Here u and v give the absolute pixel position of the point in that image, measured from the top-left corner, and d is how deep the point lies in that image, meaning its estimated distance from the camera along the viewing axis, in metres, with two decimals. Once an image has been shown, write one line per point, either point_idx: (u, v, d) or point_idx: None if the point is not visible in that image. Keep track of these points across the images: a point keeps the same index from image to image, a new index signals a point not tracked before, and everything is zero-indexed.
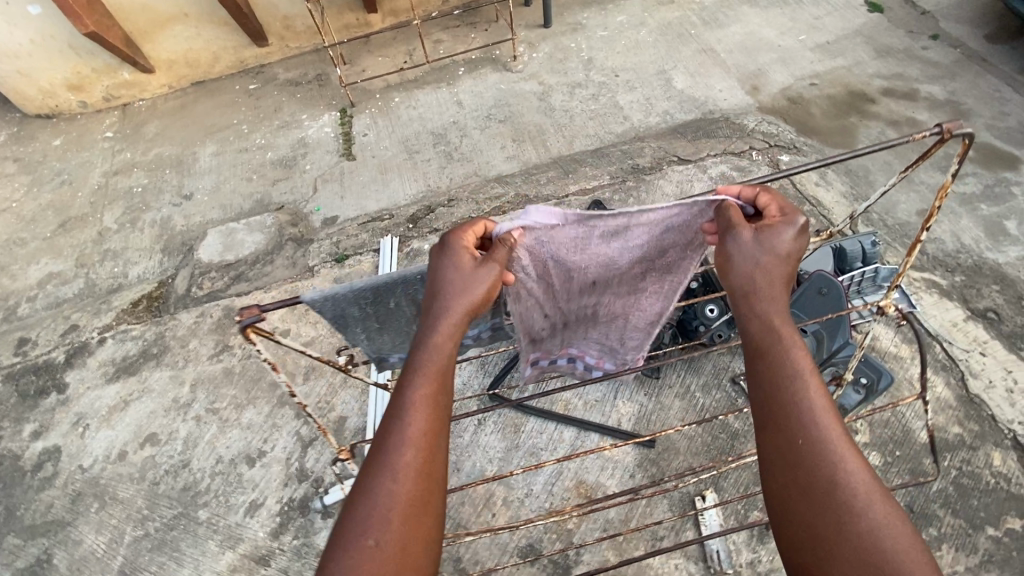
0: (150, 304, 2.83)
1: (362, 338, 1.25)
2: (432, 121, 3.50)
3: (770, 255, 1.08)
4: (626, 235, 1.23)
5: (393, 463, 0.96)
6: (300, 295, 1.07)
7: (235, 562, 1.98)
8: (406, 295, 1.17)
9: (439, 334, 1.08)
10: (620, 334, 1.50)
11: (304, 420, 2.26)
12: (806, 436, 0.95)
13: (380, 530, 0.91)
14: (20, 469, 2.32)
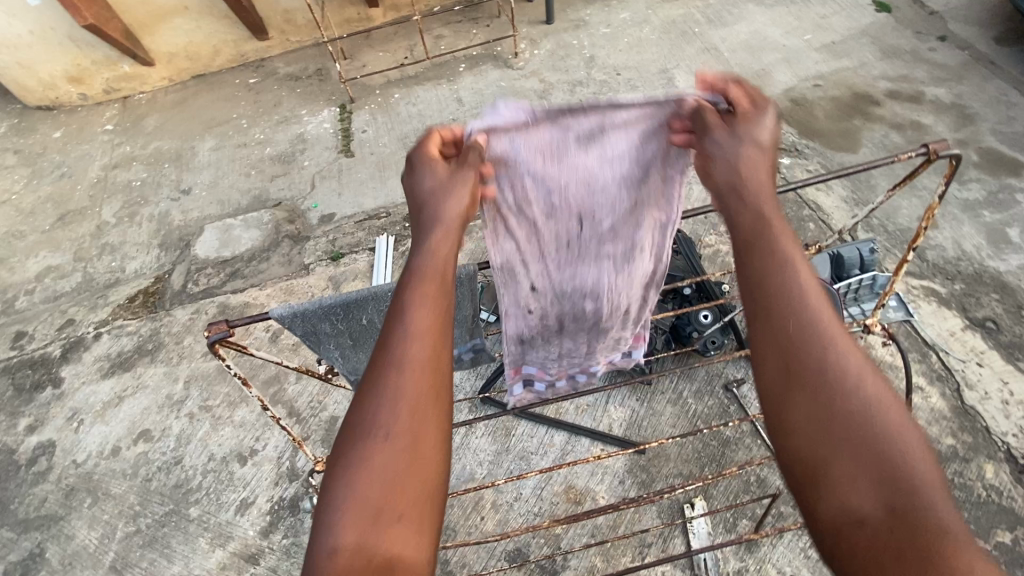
0: (146, 299, 2.84)
1: (337, 358, 1.19)
2: (431, 118, 3.47)
3: (750, 142, 0.92)
4: (598, 145, 1.08)
5: (392, 362, 0.80)
6: (268, 310, 1.01)
7: (224, 560, 1.99)
8: (381, 314, 1.11)
9: (432, 234, 0.92)
10: (619, 327, 1.41)
11: (296, 419, 2.27)
12: (808, 321, 0.76)
13: (379, 432, 0.76)
14: (15, 463, 2.34)
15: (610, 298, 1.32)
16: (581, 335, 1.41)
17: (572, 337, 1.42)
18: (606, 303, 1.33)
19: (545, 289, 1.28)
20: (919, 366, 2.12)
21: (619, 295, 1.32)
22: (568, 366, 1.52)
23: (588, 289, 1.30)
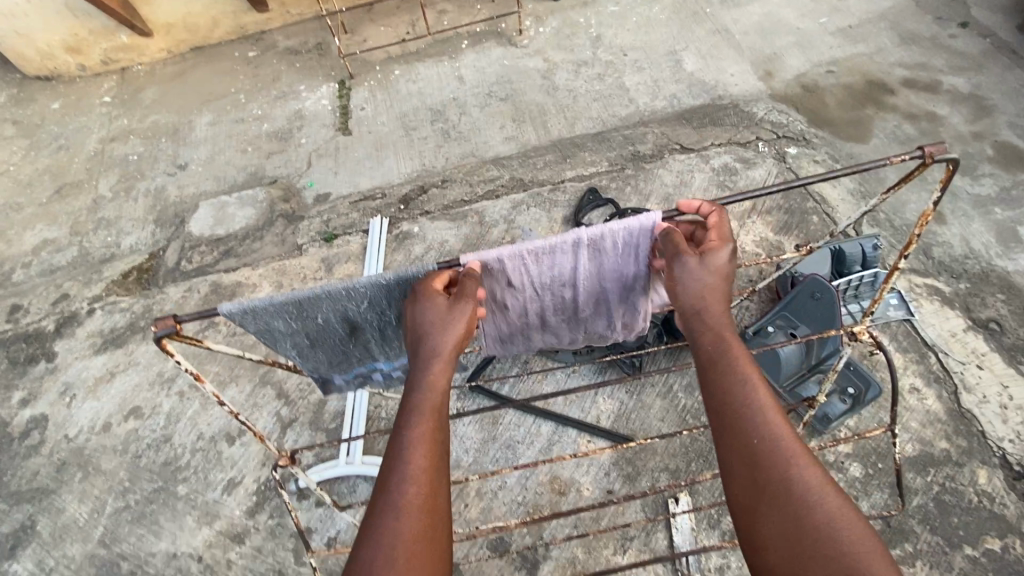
0: (140, 276, 2.83)
1: (295, 356, 1.17)
2: (431, 97, 3.39)
3: (711, 280, 1.07)
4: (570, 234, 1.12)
5: (392, 505, 0.88)
6: (218, 307, 0.98)
7: (211, 538, 2.02)
8: (337, 313, 1.09)
9: (434, 367, 1.00)
10: (604, 315, 1.33)
11: (284, 401, 2.27)
12: (763, 440, 0.94)
13: (386, 574, 0.82)
14: (9, 436, 2.38)
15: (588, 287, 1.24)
16: (566, 325, 1.35)
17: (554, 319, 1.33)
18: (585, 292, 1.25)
19: (524, 280, 1.19)
20: (917, 366, 2.07)
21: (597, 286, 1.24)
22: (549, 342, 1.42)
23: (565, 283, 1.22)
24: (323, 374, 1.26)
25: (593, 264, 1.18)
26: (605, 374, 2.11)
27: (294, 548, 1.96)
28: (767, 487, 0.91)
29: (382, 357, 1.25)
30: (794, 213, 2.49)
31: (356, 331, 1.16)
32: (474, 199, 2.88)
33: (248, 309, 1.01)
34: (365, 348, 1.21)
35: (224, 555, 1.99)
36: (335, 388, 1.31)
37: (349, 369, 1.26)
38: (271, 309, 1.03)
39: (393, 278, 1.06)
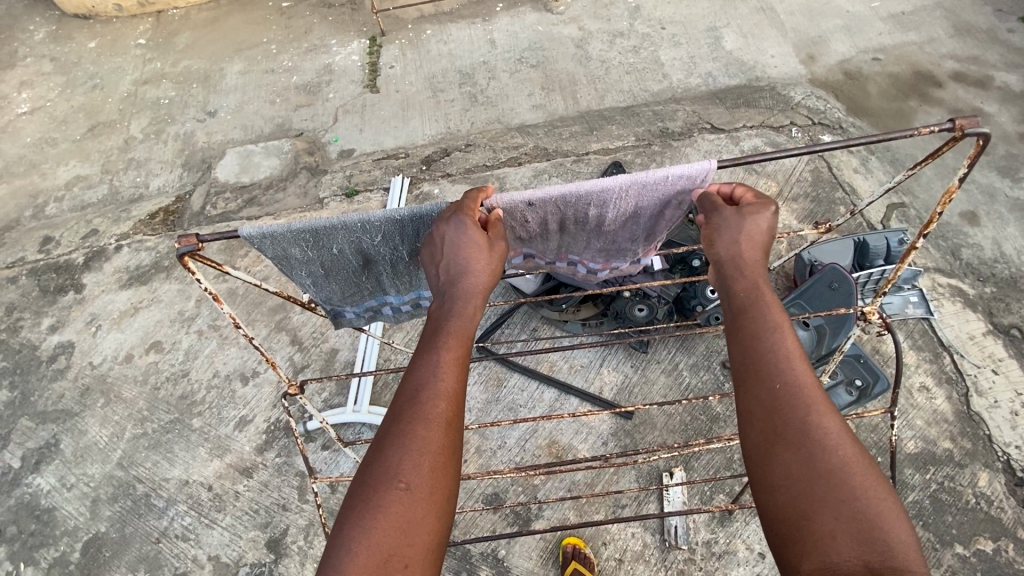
0: (166, 217, 2.90)
1: (309, 286, 1.20)
2: (461, 59, 3.35)
3: (756, 235, 0.99)
4: (596, 186, 1.07)
5: (418, 418, 0.90)
6: (238, 230, 1.01)
7: (221, 470, 2.12)
8: (352, 245, 1.12)
9: (472, 299, 1.02)
10: (633, 238, 1.24)
11: (298, 347, 2.34)
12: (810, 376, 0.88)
13: (413, 477, 0.86)
14: (37, 359, 2.50)
15: (620, 223, 1.19)
16: (605, 254, 1.31)
17: (574, 235, 1.23)
18: (617, 227, 1.20)
19: (547, 208, 1.12)
20: (929, 366, 2.05)
21: (627, 223, 1.19)
22: (566, 254, 1.31)
23: (597, 221, 1.18)
24: (333, 306, 1.28)
25: (622, 201, 1.11)
26: (612, 347, 2.13)
27: (299, 486, 2.05)
28: (782, 430, 0.84)
29: (393, 290, 1.28)
30: (822, 202, 2.43)
31: (370, 263, 1.18)
32: (496, 165, 2.87)
33: (266, 235, 1.03)
34: (377, 281, 1.24)
35: (232, 486, 2.08)
36: (346, 320, 1.34)
37: (361, 301, 1.29)
38: (289, 236, 1.05)
39: (407, 213, 1.07)
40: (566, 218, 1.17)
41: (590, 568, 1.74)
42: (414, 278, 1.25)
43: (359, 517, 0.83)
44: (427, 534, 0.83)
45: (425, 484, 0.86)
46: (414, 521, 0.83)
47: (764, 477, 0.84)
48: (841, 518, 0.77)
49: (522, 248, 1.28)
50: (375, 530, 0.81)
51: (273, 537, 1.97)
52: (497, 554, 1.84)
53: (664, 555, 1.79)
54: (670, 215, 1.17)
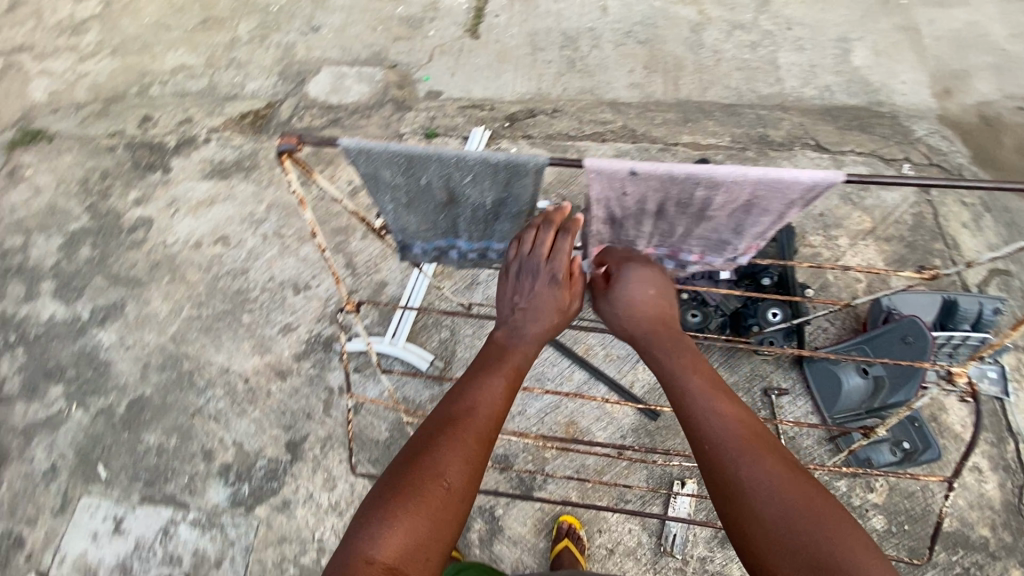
0: (254, 120, 3.02)
1: (389, 210, 1.22)
2: (568, 22, 3.24)
3: (630, 311, 1.25)
4: (708, 174, 1.02)
5: (463, 423, 1.05)
6: (338, 141, 1.03)
7: (258, 367, 2.24)
8: (440, 179, 1.12)
9: (530, 339, 1.23)
10: (735, 228, 1.18)
11: (351, 272, 2.44)
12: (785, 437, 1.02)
13: (454, 478, 0.98)
14: (119, 226, 2.70)
15: (726, 210, 1.12)
16: (701, 242, 1.25)
17: (673, 222, 1.19)
18: (721, 215, 1.14)
19: (651, 182, 1.07)
20: (988, 448, 1.90)
21: (734, 211, 1.12)
22: (658, 245, 1.29)
23: (702, 205, 1.11)
24: (404, 238, 1.31)
25: (734, 190, 1.05)
26: None
27: (325, 399, 2.15)
28: (757, 462, 0.97)
29: (465, 235, 1.28)
30: (916, 249, 2.25)
31: (452, 203, 1.18)
32: (580, 136, 2.79)
33: (364, 149, 1.06)
34: (453, 222, 1.24)
35: (265, 384, 2.21)
36: (412, 255, 1.36)
37: (431, 239, 1.30)
38: (385, 157, 1.07)
39: (504, 160, 1.05)
40: (668, 199, 1.12)
41: (580, 550, 1.77)
42: (489, 229, 1.25)
43: (396, 506, 0.93)
44: (451, 526, 0.95)
45: (459, 485, 0.98)
46: (443, 515, 0.95)
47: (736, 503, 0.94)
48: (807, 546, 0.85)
49: (613, 233, 1.27)
50: (411, 519, 0.92)
51: (293, 439, 2.08)
52: (495, 512, 1.89)
53: (656, 559, 1.78)
54: (782, 209, 1.09)
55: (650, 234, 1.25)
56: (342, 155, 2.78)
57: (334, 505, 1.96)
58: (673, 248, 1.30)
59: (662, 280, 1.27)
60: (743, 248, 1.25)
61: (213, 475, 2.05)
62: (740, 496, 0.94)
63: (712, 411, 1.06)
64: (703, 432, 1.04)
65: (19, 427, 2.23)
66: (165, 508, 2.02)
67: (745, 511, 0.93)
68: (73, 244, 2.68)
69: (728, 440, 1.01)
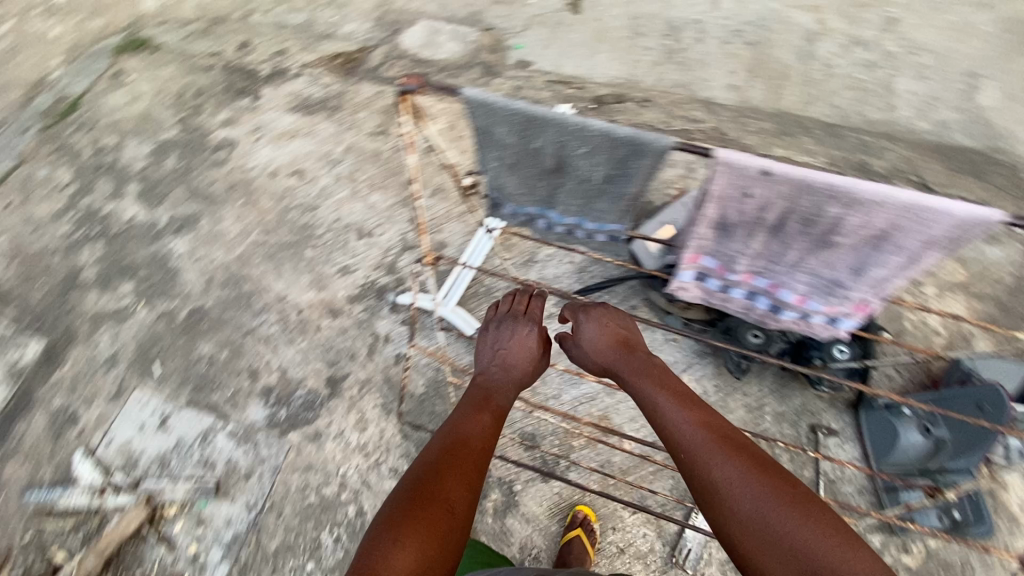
0: (345, 62, 3.05)
1: (491, 169, 1.22)
2: (675, 11, 3.10)
3: (597, 351, 1.51)
4: (850, 187, 1.02)
5: (458, 451, 1.20)
6: (464, 90, 1.05)
7: (312, 301, 2.32)
8: (554, 145, 1.11)
9: (512, 386, 1.50)
10: (853, 263, 1.17)
11: (414, 227, 2.46)
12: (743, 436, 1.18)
13: (455, 501, 1.08)
14: (205, 144, 2.81)
15: (852, 237, 1.11)
16: (809, 274, 1.24)
17: (787, 244, 1.20)
18: (844, 242, 1.13)
19: (783, 185, 1.07)
20: None
21: (859, 241, 1.11)
22: (757, 273, 1.31)
23: (829, 225, 1.11)
24: (497, 198, 1.30)
25: (869, 212, 1.05)
26: (704, 359, 2.03)
27: (370, 345, 2.21)
28: (723, 461, 1.11)
29: (559, 208, 1.26)
30: (1010, 313, 2.08)
31: (558, 171, 1.17)
32: (665, 130, 2.68)
33: (488, 103, 1.07)
34: (552, 191, 1.23)
35: (316, 319, 2.28)
36: (499, 217, 1.35)
37: (523, 205, 1.29)
38: (506, 113, 1.08)
39: (627, 137, 1.03)
40: (791, 213, 1.13)
41: (591, 542, 1.76)
42: (587, 205, 1.22)
43: (405, 526, 1.00)
44: (456, 544, 1.02)
45: (456, 504, 1.08)
46: (446, 530, 1.02)
47: (711, 497, 1.08)
48: (780, 521, 0.98)
49: (717, 243, 1.28)
50: (420, 537, 0.99)
51: (334, 376, 2.15)
52: (513, 487, 1.90)
53: (666, 569, 1.76)
54: (915, 249, 1.08)
55: (758, 253, 1.25)
56: (424, 109, 2.79)
57: (362, 446, 2.02)
58: (777, 276, 1.29)
59: (620, 321, 1.55)
60: (853, 303, 1.26)
61: (255, 394, 2.15)
62: (714, 493, 1.08)
63: (681, 426, 1.21)
64: (679, 445, 1.19)
65: (89, 313, 2.39)
66: (207, 415, 2.12)
67: (721, 508, 1.05)
68: (161, 153, 2.81)
69: (699, 448, 1.15)
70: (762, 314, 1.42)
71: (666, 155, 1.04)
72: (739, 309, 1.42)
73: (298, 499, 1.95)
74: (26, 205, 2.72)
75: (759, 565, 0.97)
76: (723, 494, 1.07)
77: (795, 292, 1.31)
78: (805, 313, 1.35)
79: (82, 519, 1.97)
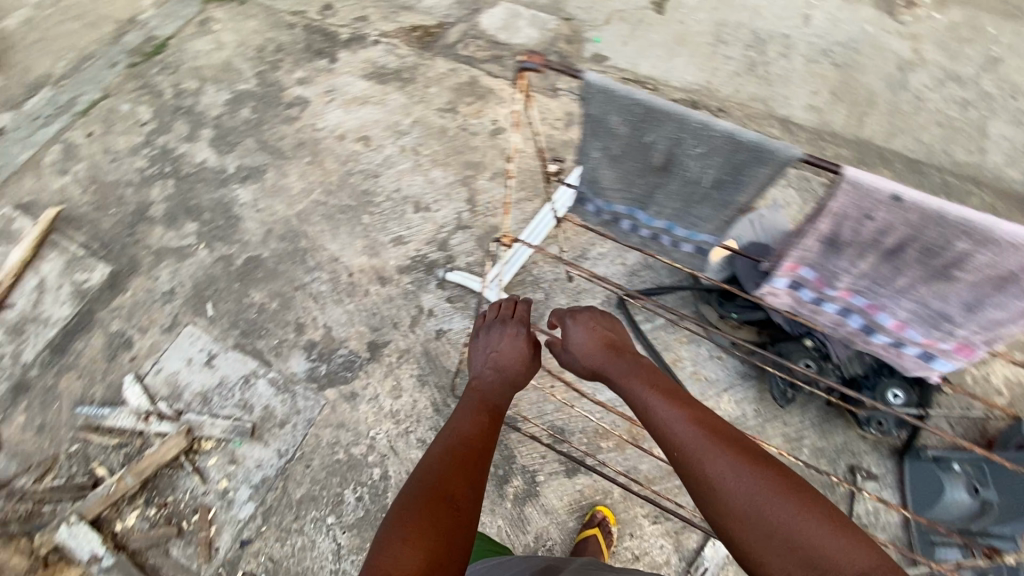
0: (423, 35, 3.07)
1: (594, 159, 1.28)
2: (762, 23, 3.01)
3: (586, 352, 1.42)
4: (987, 226, 1.01)
5: (451, 455, 1.18)
6: (589, 73, 1.09)
7: (363, 266, 2.37)
8: (667, 142, 1.15)
9: (506, 389, 1.49)
10: (966, 300, 1.17)
11: (470, 208, 2.48)
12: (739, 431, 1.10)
13: (454, 501, 1.07)
14: (280, 99, 2.88)
15: (974, 275, 1.10)
16: (914, 303, 1.24)
17: (899, 270, 1.20)
18: (963, 278, 1.13)
19: (913, 214, 1.07)
20: None
21: (982, 279, 1.10)
22: (858, 292, 1.31)
23: (951, 260, 1.10)
24: (589, 189, 1.37)
25: (1000, 253, 1.04)
26: (747, 381, 1.98)
27: (413, 316, 2.24)
28: (716, 459, 1.04)
29: (651, 211, 1.34)
30: None
31: (664, 169, 1.21)
32: None
33: (611, 91, 1.12)
34: (649, 190, 1.29)
35: (364, 283, 2.33)
36: (585, 212, 1.44)
37: (614, 203, 1.37)
38: (627, 104, 1.12)
39: (748, 141, 1.07)
40: (912, 241, 1.12)
41: (607, 544, 1.76)
42: (682, 210, 1.29)
43: (407, 528, 1.00)
44: (460, 547, 1.01)
45: (451, 501, 1.07)
46: (446, 530, 1.01)
47: (707, 497, 1.02)
48: (781, 523, 0.94)
49: (823, 259, 1.27)
50: (421, 541, 0.98)
51: (375, 341, 2.20)
52: (535, 478, 1.91)
53: None
54: None
55: (864, 274, 1.25)
56: (495, 92, 2.79)
57: (394, 413, 2.06)
58: (878, 299, 1.30)
59: (609, 321, 1.47)
60: (953, 336, 1.26)
61: (298, 347, 2.21)
62: (710, 490, 1.02)
63: (673, 422, 1.14)
64: (671, 443, 1.11)
65: (153, 247, 2.49)
66: (251, 360, 2.20)
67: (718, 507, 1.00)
68: (236, 103, 2.90)
69: (693, 445, 1.08)
70: (851, 330, 1.43)
71: (789, 166, 1.07)
72: (828, 323, 1.44)
73: (327, 454, 2.01)
74: (107, 137, 2.85)
75: (761, 563, 0.94)
76: (720, 494, 1.01)
77: (892, 318, 1.32)
78: (899, 339, 1.36)
79: (125, 439, 2.07)
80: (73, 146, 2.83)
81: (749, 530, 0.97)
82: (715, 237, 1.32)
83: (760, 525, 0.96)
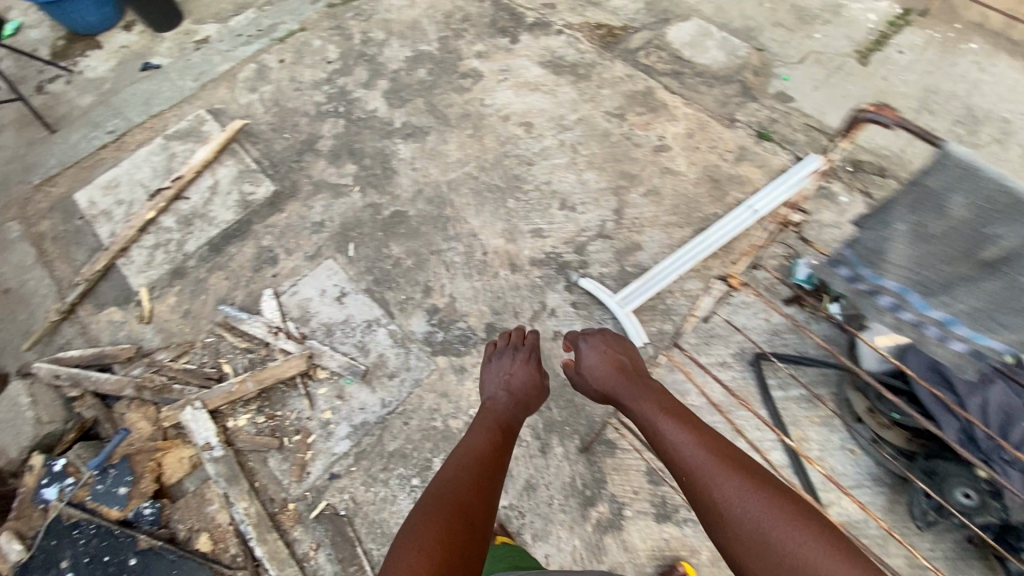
0: (607, 34, 3.02)
1: (895, 229, 1.19)
2: (982, 100, 2.69)
3: (598, 375, 1.53)
4: None
5: (464, 469, 1.25)
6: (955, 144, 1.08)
7: (499, 247, 2.39)
8: (1016, 239, 1.06)
9: (518, 409, 1.62)
10: None
11: (616, 218, 2.42)
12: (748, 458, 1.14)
13: (464, 510, 1.12)
14: (456, 68, 2.96)
15: None
16: None
17: None
18: None
19: None
20: None
21: None
22: None
23: None
24: (860, 255, 1.26)
25: None
26: (876, 485, 1.82)
27: (535, 311, 2.24)
28: (723, 481, 1.08)
29: (930, 298, 1.20)
30: None
31: (988, 266, 1.11)
32: None
33: (972, 168, 1.07)
34: (947, 282, 1.16)
35: (496, 265, 2.35)
36: (832, 274, 1.32)
37: (884, 277, 1.24)
38: (987, 187, 1.06)
39: None
40: None
41: None
42: (984, 312, 1.14)
43: (422, 533, 1.04)
44: (472, 554, 1.05)
45: (463, 506, 1.13)
46: (457, 534, 1.06)
47: (710, 516, 1.07)
48: (783, 546, 0.96)
49: None
50: (434, 543, 1.02)
51: (494, 324, 2.22)
52: (622, 511, 1.85)
53: None
54: None
55: None
56: (669, 109, 2.71)
57: None
58: None
59: (618, 349, 1.59)
60: None
61: (421, 308, 2.28)
62: (715, 512, 1.06)
63: (682, 446, 1.18)
64: (681, 465, 1.16)
65: (314, 177, 2.65)
66: (378, 308, 2.29)
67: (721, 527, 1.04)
68: (416, 61, 3.00)
69: (701, 466, 1.12)
70: None
71: None
72: None
73: (425, 418, 2.06)
74: (296, 67, 3.06)
75: None
76: (723, 514, 1.05)
77: None
78: None
79: (253, 346, 2.23)
80: (266, 68, 3.06)
81: (753, 551, 0.99)
82: (1006, 346, 1.16)
83: (765, 546, 0.98)
